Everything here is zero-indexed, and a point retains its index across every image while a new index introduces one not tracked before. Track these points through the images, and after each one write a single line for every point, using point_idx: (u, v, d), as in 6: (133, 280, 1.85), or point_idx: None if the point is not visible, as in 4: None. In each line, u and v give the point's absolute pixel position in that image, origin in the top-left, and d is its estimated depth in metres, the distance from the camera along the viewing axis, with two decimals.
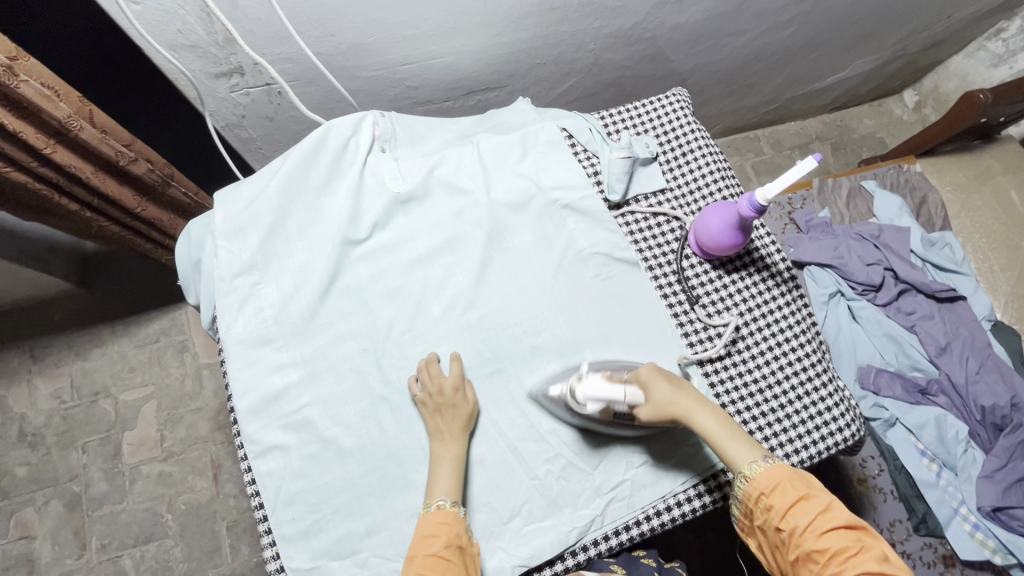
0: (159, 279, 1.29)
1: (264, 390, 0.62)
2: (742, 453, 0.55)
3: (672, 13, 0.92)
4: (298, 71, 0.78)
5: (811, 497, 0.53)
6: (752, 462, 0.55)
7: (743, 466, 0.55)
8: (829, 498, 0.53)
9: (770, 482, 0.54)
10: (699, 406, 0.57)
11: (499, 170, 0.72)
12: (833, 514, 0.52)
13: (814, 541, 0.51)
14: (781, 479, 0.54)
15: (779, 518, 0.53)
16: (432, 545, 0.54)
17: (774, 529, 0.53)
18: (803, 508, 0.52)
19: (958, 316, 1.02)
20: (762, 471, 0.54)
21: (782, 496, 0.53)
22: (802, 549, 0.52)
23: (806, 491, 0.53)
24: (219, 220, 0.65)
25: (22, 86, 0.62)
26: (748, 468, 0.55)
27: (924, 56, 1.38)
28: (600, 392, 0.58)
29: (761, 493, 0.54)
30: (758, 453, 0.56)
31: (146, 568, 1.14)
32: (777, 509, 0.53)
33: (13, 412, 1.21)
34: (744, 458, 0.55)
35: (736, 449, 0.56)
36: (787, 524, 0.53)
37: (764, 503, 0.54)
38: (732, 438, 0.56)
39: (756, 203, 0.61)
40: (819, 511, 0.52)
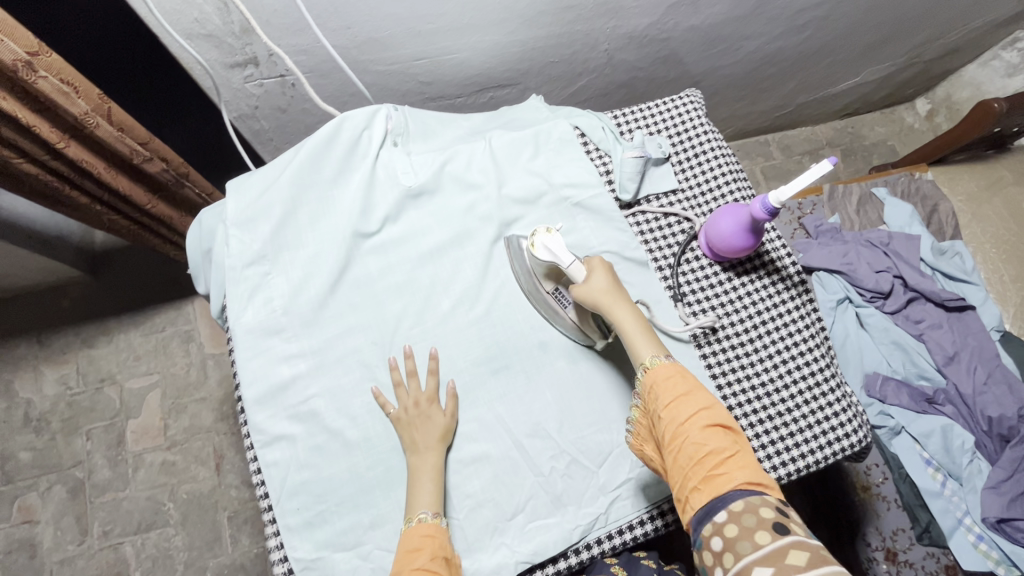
0: (166, 268, 1.29)
1: (272, 380, 0.62)
2: (649, 346, 0.56)
3: (687, 15, 0.92)
4: (313, 64, 0.78)
5: (698, 396, 0.53)
6: (653, 355, 0.56)
7: (644, 356, 0.55)
8: (713, 400, 0.54)
9: (663, 375, 0.54)
10: (628, 301, 0.58)
11: (511, 167, 0.72)
12: (715, 414, 0.52)
13: (694, 434, 0.51)
14: (672, 374, 0.54)
15: (663, 409, 0.53)
16: (419, 558, 0.54)
17: (658, 420, 0.53)
18: (687, 403, 0.52)
19: (967, 326, 1.01)
20: (660, 363, 0.55)
21: (670, 390, 0.53)
22: (682, 443, 0.51)
23: (693, 389, 0.53)
24: (231, 209, 0.66)
25: (41, 82, 0.62)
26: (648, 358, 0.55)
27: (938, 64, 1.37)
28: (556, 248, 0.60)
29: (653, 383, 0.54)
30: (662, 349, 0.56)
31: (147, 556, 1.14)
32: (663, 402, 0.53)
33: (18, 397, 1.21)
34: (648, 351, 0.56)
35: (645, 342, 0.56)
36: (670, 417, 0.52)
37: (653, 394, 0.54)
38: (642, 333, 0.56)
39: (769, 205, 0.61)
40: (703, 408, 0.52)
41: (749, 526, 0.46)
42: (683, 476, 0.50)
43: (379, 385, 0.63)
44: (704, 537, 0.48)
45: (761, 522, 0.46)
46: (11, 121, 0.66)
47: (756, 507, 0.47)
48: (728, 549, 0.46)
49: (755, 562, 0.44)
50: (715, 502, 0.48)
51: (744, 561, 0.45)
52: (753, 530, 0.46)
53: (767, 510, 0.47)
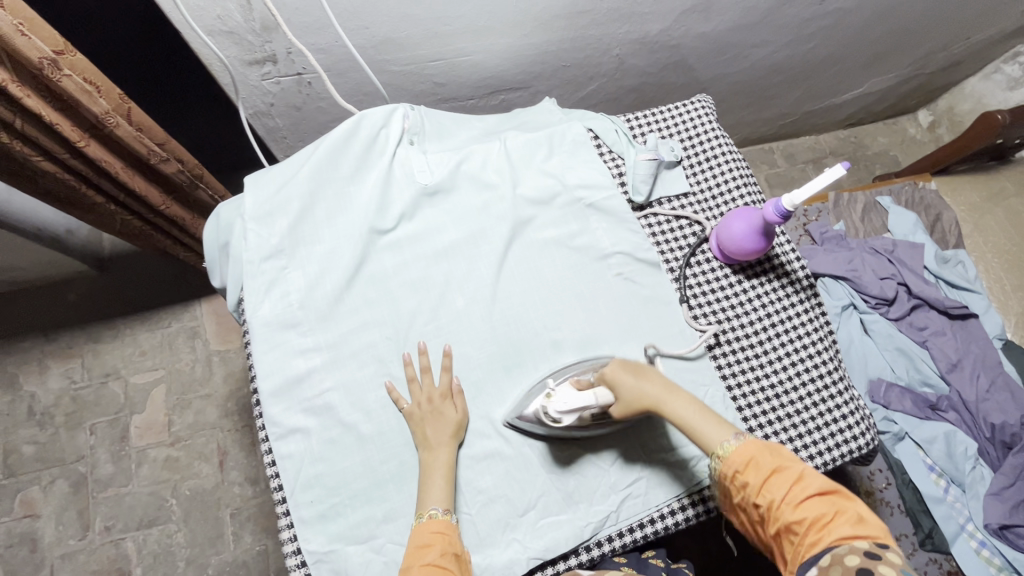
0: (174, 265, 1.30)
1: (288, 373, 0.62)
2: (717, 433, 0.55)
3: (698, 22, 0.93)
4: (330, 63, 0.80)
5: (783, 469, 0.52)
6: (724, 440, 0.54)
7: (716, 447, 0.54)
8: (802, 468, 0.52)
9: (743, 457, 0.53)
10: (668, 390, 0.57)
11: (525, 167, 0.73)
12: (807, 483, 0.51)
13: (790, 512, 0.50)
14: (753, 452, 0.53)
15: (755, 494, 0.52)
16: (428, 554, 0.54)
17: (752, 505, 0.52)
18: (775, 479, 0.51)
19: (970, 333, 1.03)
20: (734, 448, 0.53)
21: (756, 471, 0.52)
22: (779, 522, 0.50)
23: (778, 462, 0.52)
24: (249, 203, 0.66)
25: (65, 81, 0.63)
26: (720, 447, 0.54)
27: (941, 76, 1.39)
28: (571, 404, 0.56)
29: (733, 470, 0.53)
30: (727, 429, 0.55)
31: (148, 552, 1.14)
32: (751, 485, 0.52)
33: (23, 390, 1.21)
34: (719, 438, 0.54)
35: (711, 429, 0.55)
36: (764, 500, 0.51)
37: (738, 480, 0.53)
38: (703, 417, 0.55)
39: (782, 208, 0.62)
40: (792, 480, 0.51)
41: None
42: (792, 556, 0.49)
43: (392, 379, 0.63)
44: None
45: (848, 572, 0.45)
46: (34, 118, 0.67)
47: (841, 557, 0.46)
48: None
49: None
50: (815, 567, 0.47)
51: None
52: None
53: (853, 558, 0.45)
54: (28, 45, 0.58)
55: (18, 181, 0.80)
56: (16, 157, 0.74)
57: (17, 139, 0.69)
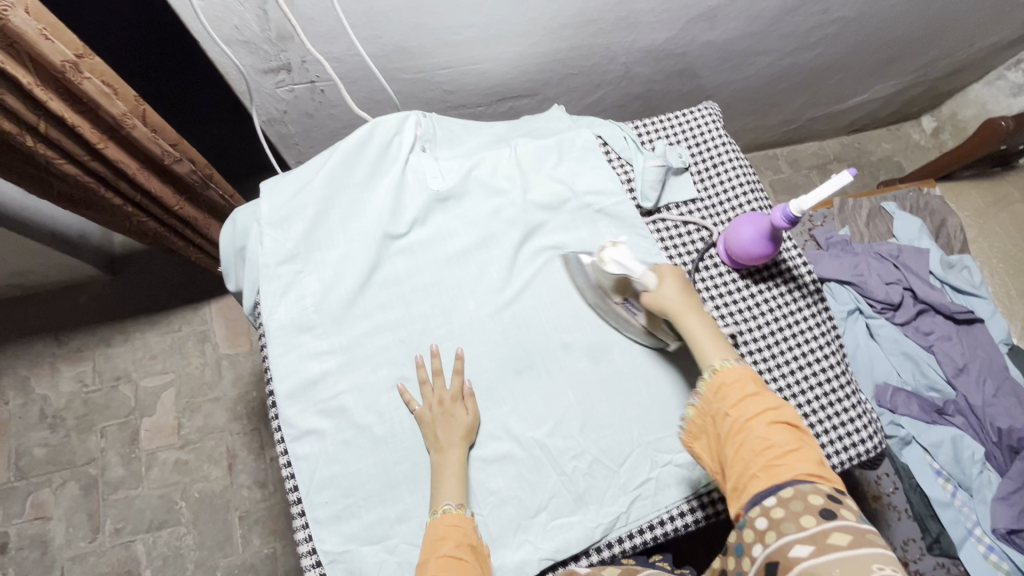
0: (184, 269, 1.31)
1: (303, 375, 0.63)
2: (719, 352, 0.58)
3: (704, 30, 0.94)
4: (343, 71, 0.81)
5: (763, 395, 0.55)
6: (723, 358, 0.58)
7: (714, 360, 0.58)
8: (779, 400, 0.55)
9: (732, 376, 0.56)
10: (697, 310, 0.61)
11: (536, 173, 0.74)
12: (781, 413, 0.54)
13: (759, 430, 0.53)
14: (742, 375, 0.56)
15: (730, 405, 0.55)
16: (443, 546, 0.55)
17: (722, 416, 0.55)
18: (755, 400, 0.54)
19: (976, 338, 1.03)
20: (730, 365, 0.57)
21: (739, 390, 0.55)
22: (744, 436, 0.53)
23: (762, 391, 0.55)
24: (265, 208, 0.68)
25: (86, 83, 0.65)
26: (718, 361, 0.57)
27: (944, 82, 1.40)
28: (626, 263, 0.61)
29: (721, 382, 0.56)
30: (730, 353, 0.58)
31: (158, 555, 1.14)
32: (730, 398, 0.55)
33: (35, 394, 1.23)
34: (717, 355, 0.58)
35: (714, 349, 0.59)
36: (737, 414, 0.54)
37: (720, 392, 0.56)
38: (712, 340, 0.59)
39: (790, 213, 0.63)
40: (769, 407, 0.54)
41: (796, 511, 0.48)
42: (743, 469, 0.52)
43: (405, 381, 0.64)
44: (754, 522, 0.50)
45: (809, 507, 0.48)
46: (57, 121, 0.69)
47: (805, 494, 0.49)
48: (775, 530, 0.48)
49: (797, 541, 0.47)
50: (770, 489, 0.51)
51: (789, 541, 0.47)
52: (800, 514, 0.48)
53: (816, 498, 0.49)
54: (51, 49, 0.60)
55: (41, 183, 0.83)
56: (38, 159, 0.76)
57: (40, 141, 0.71)
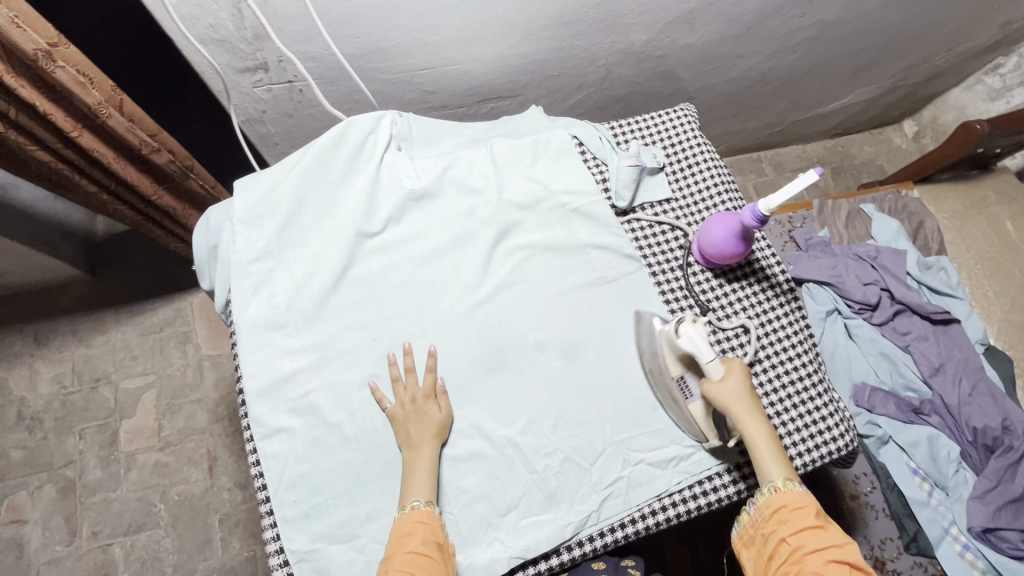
0: (167, 269, 1.31)
1: (274, 373, 0.63)
2: (780, 471, 0.60)
3: (683, 33, 0.95)
4: (321, 71, 0.81)
5: (825, 529, 0.58)
6: (788, 480, 0.60)
7: (776, 477, 0.59)
8: (842, 538, 0.58)
9: (794, 501, 0.59)
10: (759, 417, 0.61)
11: (511, 172, 0.74)
12: (842, 551, 0.57)
13: (816, 563, 0.56)
14: (806, 504, 0.59)
15: (790, 532, 0.58)
16: (409, 543, 0.55)
17: (781, 540, 0.58)
18: (816, 533, 0.57)
19: (952, 338, 1.04)
20: (793, 489, 0.59)
21: (799, 517, 0.58)
22: (800, 565, 0.56)
23: (825, 527, 0.58)
24: (238, 206, 0.67)
25: (59, 72, 0.64)
26: (781, 480, 0.59)
27: (924, 87, 1.42)
28: (699, 342, 0.61)
29: (783, 505, 0.59)
30: (793, 473, 0.60)
31: (136, 558, 1.13)
32: (791, 525, 0.58)
33: (12, 395, 1.21)
34: (777, 473, 0.60)
35: (774, 463, 0.60)
36: (795, 543, 0.57)
37: (781, 515, 0.59)
38: (773, 455, 0.60)
39: (759, 212, 0.64)
40: (831, 543, 0.57)
41: None
42: None
43: (376, 379, 0.64)
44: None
45: None
46: (29, 108, 0.68)
47: None
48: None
49: None
50: None
51: None
52: None
53: None
54: (23, 37, 0.59)
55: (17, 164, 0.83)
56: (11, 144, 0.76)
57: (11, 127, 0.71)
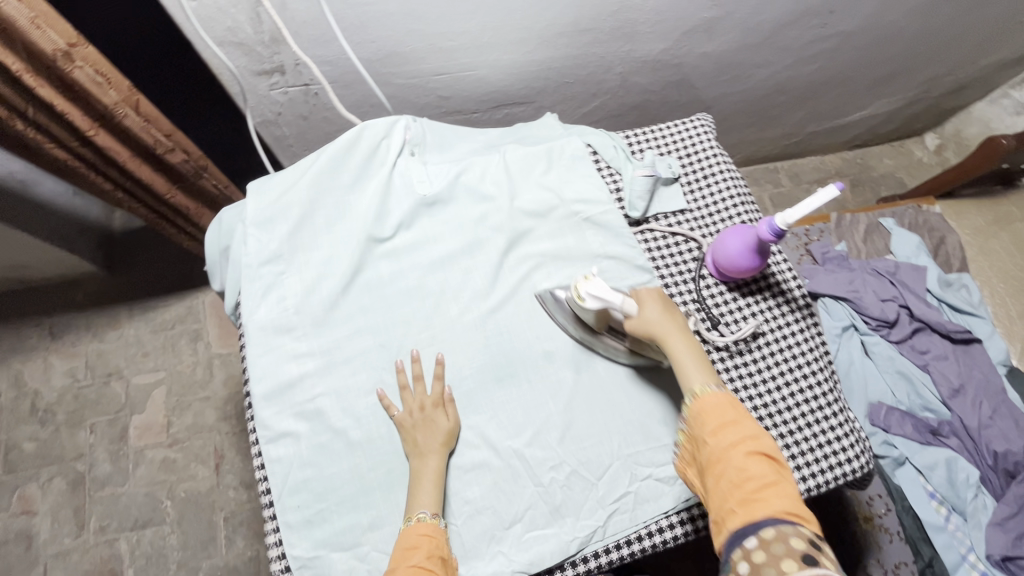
0: (181, 266, 1.32)
1: (280, 377, 0.63)
2: (701, 376, 0.57)
3: (701, 42, 0.94)
4: (336, 74, 0.81)
5: (743, 424, 0.54)
6: (705, 384, 0.57)
7: (694, 385, 0.57)
8: (760, 430, 0.54)
9: (712, 402, 0.55)
10: (679, 332, 0.60)
11: (524, 180, 0.73)
12: (761, 443, 0.52)
13: (737, 459, 0.51)
14: (723, 402, 0.55)
15: (709, 433, 0.54)
16: (414, 556, 0.54)
17: (703, 445, 0.54)
18: (733, 429, 0.53)
19: (973, 358, 1.01)
20: (711, 391, 0.56)
21: (717, 417, 0.54)
22: (722, 466, 0.52)
23: (744, 422, 0.54)
24: (250, 209, 0.67)
25: (77, 72, 0.65)
26: (699, 387, 0.57)
27: (948, 99, 1.39)
28: (602, 292, 0.61)
29: (701, 408, 0.55)
30: (711, 377, 0.57)
31: (141, 553, 1.14)
32: (708, 425, 0.54)
33: (27, 387, 1.23)
34: (698, 379, 0.57)
35: (696, 370, 0.58)
36: (715, 443, 0.53)
37: (700, 419, 0.55)
38: (695, 362, 0.58)
39: (775, 226, 0.62)
40: (749, 436, 0.53)
41: (777, 554, 0.45)
42: (719, 500, 0.51)
43: (384, 387, 0.64)
44: (734, 563, 0.47)
45: (790, 551, 0.45)
46: (47, 107, 0.69)
47: (787, 536, 0.46)
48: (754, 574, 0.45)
49: None
50: (747, 527, 0.48)
51: None
52: (781, 558, 0.44)
53: (798, 542, 0.45)
54: (43, 38, 0.60)
55: (34, 159, 0.84)
56: (28, 140, 0.76)
57: (29, 125, 0.72)
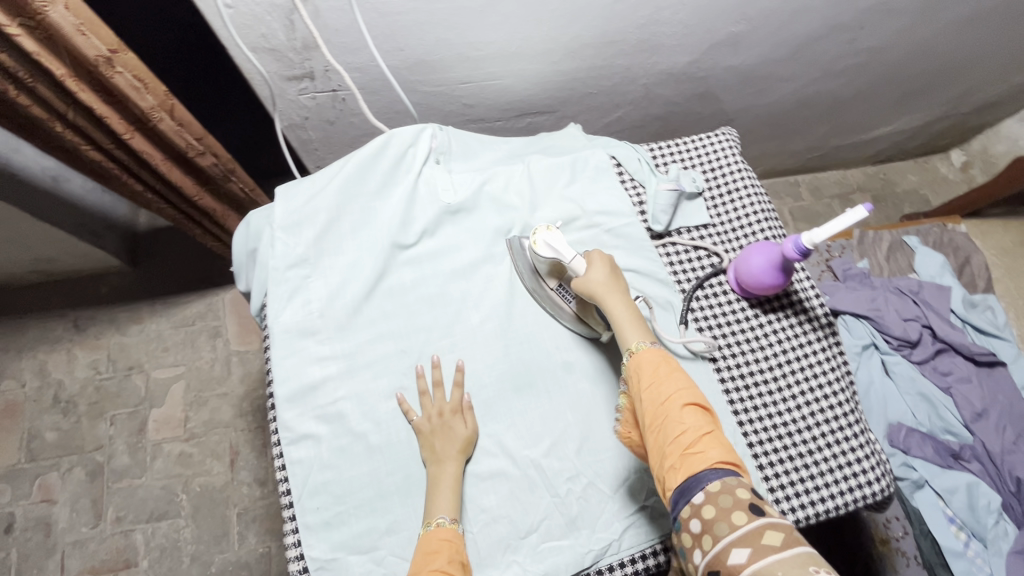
0: (203, 263, 1.34)
1: (303, 379, 0.64)
2: (637, 333, 0.58)
3: (727, 55, 0.94)
4: (365, 81, 0.83)
5: (677, 376, 0.54)
6: (640, 341, 0.57)
7: (630, 341, 0.57)
8: (693, 381, 0.55)
9: (647, 357, 0.56)
10: (623, 294, 0.61)
11: (548, 190, 0.74)
12: (694, 394, 0.53)
13: (676, 415, 0.52)
14: (656, 356, 0.56)
15: (646, 390, 0.54)
16: (436, 561, 0.54)
17: (640, 403, 0.54)
18: (669, 384, 0.53)
19: (996, 382, 1.00)
20: (646, 347, 0.57)
21: (652, 372, 0.55)
22: (662, 422, 0.52)
23: (677, 375, 0.54)
24: (279, 212, 0.69)
25: (117, 77, 0.67)
26: (634, 343, 0.57)
27: (976, 116, 1.37)
28: (557, 245, 0.63)
29: (636, 366, 0.55)
30: (647, 336, 0.58)
31: (156, 545, 1.16)
32: (645, 383, 0.54)
33: (51, 378, 1.26)
34: (634, 337, 0.58)
35: (632, 329, 0.58)
36: (651, 399, 0.53)
37: (636, 377, 0.55)
38: (632, 321, 0.59)
39: (802, 245, 0.62)
40: (683, 388, 0.53)
41: (725, 507, 0.46)
42: (662, 458, 0.51)
43: (404, 391, 0.64)
44: (684, 520, 0.48)
45: (737, 502, 0.46)
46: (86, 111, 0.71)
47: (732, 488, 0.47)
48: (707, 531, 0.46)
49: (732, 544, 0.44)
50: (692, 481, 0.49)
51: (722, 543, 0.45)
52: (730, 511, 0.46)
53: (743, 492, 0.47)
54: (87, 44, 0.61)
55: (69, 158, 0.86)
56: (64, 141, 0.78)
57: (68, 126, 0.74)
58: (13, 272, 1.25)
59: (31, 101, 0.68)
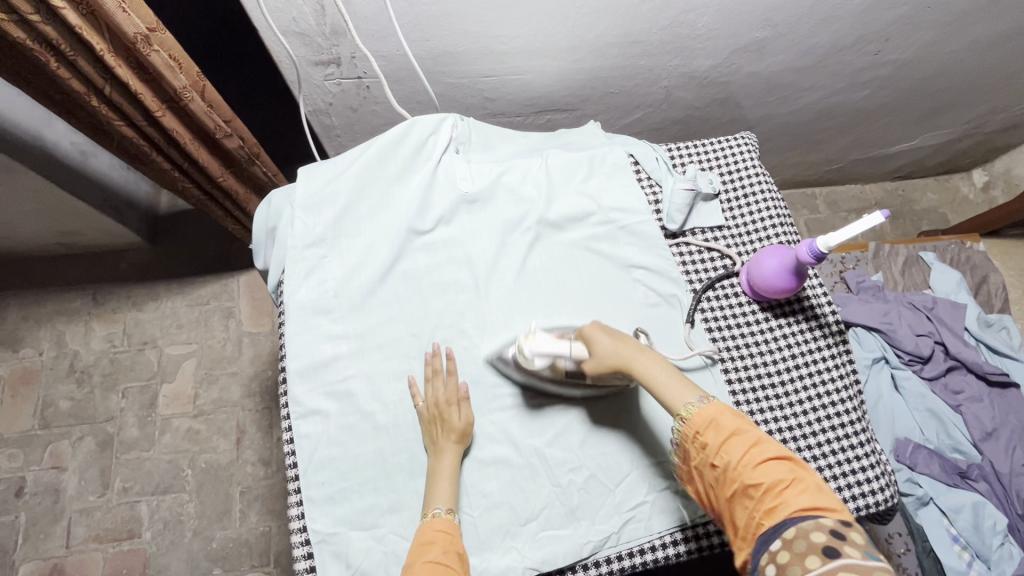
0: (221, 245, 1.37)
1: (315, 356, 0.65)
2: (681, 395, 0.57)
3: (750, 61, 0.94)
4: (390, 70, 0.84)
5: (742, 432, 0.54)
6: (688, 402, 0.56)
7: (679, 408, 0.56)
8: (761, 434, 0.54)
9: (707, 417, 0.55)
10: (642, 351, 0.60)
11: (564, 185, 0.75)
12: (764, 447, 0.53)
13: (747, 473, 0.51)
14: (717, 413, 0.55)
15: (714, 452, 0.54)
16: (431, 552, 0.55)
17: (711, 466, 0.54)
18: (735, 441, 0.53)
19: (1009, 403, 0.98)
20: (697, 410, 0.55)
21: (716, 431, 0.54)
22: (736, 482, 0.52)
23: (741, 426, 0.54)
24: (300, 193, 0.70)
25: (153, 55, 0.68)
26: (683, 409, 0.56)
27: (999, 137, 1.36)
28: (547, 347, 0.60)
29: (695, 430, 0.55)
30: (690, 394, 0.57)
31: (159, 518, 1.18)
32: (711, 443, 0.54)
33: (67, 348, 1.29)
34: (682, 400, 0.57)
35: (676, 391, 0.57)
36: (721, 459, 0.53)
37: (699, 440, 0.55)
38: (671, 380, 0.58)
39: (816, 249, 0.62)
40: (750, 443, 0.53)
41: (800, 552, 0.46)
42: (743, 516, 0.51)
43: (414, 374, 0.65)
44: (762, 568, 0.48)
45: (812, 546, 0.46)
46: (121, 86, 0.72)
47: (807, 532, 0.47)
48: None
49: None
50: (772, 533, 0.48)
51: None
52: (804, 555, 0.45)
53: (818, 535, 0.46)
54: (127, 21, 0.63)
55: (102, 134, 0.88)
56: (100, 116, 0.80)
57: (104, 102, 0.76)
58: (37, 243, 1.29)
59: (70, 74, 0.70)
